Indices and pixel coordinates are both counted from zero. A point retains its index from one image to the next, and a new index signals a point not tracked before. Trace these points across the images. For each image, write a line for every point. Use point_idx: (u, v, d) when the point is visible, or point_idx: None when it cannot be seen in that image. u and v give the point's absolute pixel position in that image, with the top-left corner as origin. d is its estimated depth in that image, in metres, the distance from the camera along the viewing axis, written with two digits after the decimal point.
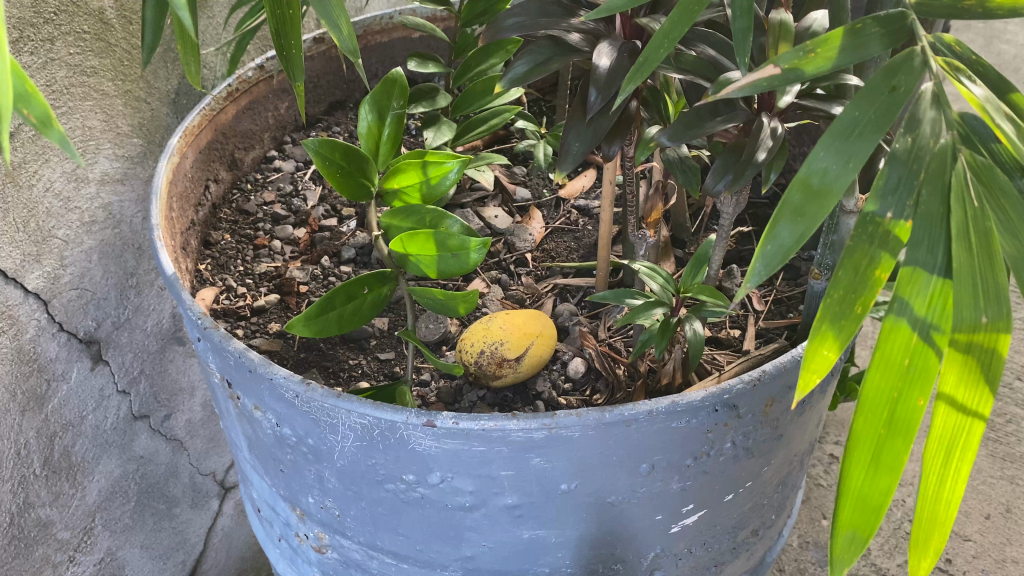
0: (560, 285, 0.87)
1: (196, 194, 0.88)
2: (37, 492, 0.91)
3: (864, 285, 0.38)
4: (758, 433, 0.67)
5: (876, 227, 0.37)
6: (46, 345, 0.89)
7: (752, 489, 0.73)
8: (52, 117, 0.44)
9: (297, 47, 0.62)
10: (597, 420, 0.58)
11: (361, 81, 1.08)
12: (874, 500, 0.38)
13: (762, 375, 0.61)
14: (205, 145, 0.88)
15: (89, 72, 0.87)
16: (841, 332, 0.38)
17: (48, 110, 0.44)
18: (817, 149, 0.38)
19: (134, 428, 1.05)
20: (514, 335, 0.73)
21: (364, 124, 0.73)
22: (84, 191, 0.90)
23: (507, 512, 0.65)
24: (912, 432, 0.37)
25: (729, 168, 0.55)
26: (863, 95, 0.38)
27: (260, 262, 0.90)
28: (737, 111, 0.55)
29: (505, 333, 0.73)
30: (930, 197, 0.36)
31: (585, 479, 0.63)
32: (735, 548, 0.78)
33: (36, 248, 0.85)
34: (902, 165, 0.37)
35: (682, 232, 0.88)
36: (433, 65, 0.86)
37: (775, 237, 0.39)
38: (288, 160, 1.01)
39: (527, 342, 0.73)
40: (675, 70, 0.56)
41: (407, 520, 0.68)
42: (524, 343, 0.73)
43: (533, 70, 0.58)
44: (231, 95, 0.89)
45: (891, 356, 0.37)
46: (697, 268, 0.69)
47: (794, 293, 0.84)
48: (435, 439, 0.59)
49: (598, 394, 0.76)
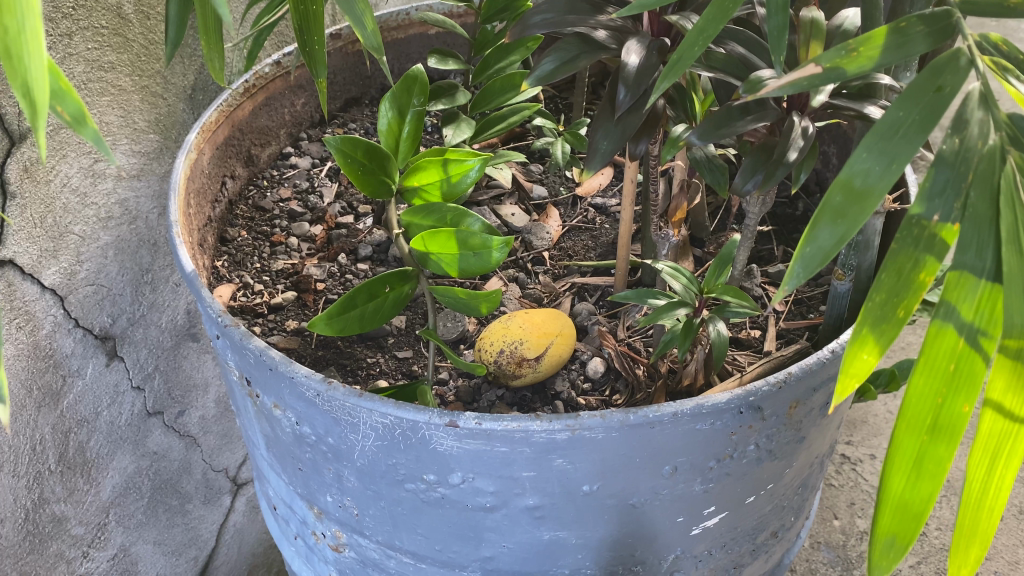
0: (578, 284, 0.87)
1: (212, 191, 0.88)
2: (52, 488, 0.91)
3: (907, 289, 0.37)
4: (781, 435, 0.66)
5: (921, 230, 0.36)
6: (62, 341, 0.89)
7: (773, 491, 0.72)
8: (85, 114, 0.44)
9: (320, 43, 0.62)
10: (621, 422, 0.57)
11: (378, 77, 1.07)
12: (915, 507, 0.38)
13: (788, 377, 0.61)
14: (222, 142, 0.89)
15: (107, 67, 0.87)
16: (882, 336, 0.38)
17: (82, 107, 0.44)
18: (858, 149, 0.37)
19: (148, 424, 1.05)
20: (534, 334, 0.72)
21: (384, 120, 0.72)
22: (101, 186, 0.90)
23: (528, 513, 0.64)
24: (956, 438, 0.36)
25: (759, 167, 0.54)
26: (908, 94, 0.37)
27: (277, 259, 0.89)
28: (768, 110, 0.54)
29: (524, 333, 0.72)
30: (979, 199, 0.35)
31: (607, 480, 0.62)
32: (755, 550, 0.78)
33: (53, 243, 0.85)
34: (949, 167, 0.36)
35: (701, 232, 0.87)
36: (452, 62, 0.86)
37: (815, 239, 0.38)
38: (304, 156, 1.01)
39: (545, 340, 0.72)
40: (704, 68, 0.55)
41: (426, 520, 0.67)
42: (544, 341, 0.72)
43: (561, 67, 0.57)
44: (248, 91, 0.89)
45: (936, 360, 0.36)
46: (722, 267, 0.67)
47: (815, 293, 0.83)
48: (457, 439, 0.59)
49: (617, 394, 0.76)
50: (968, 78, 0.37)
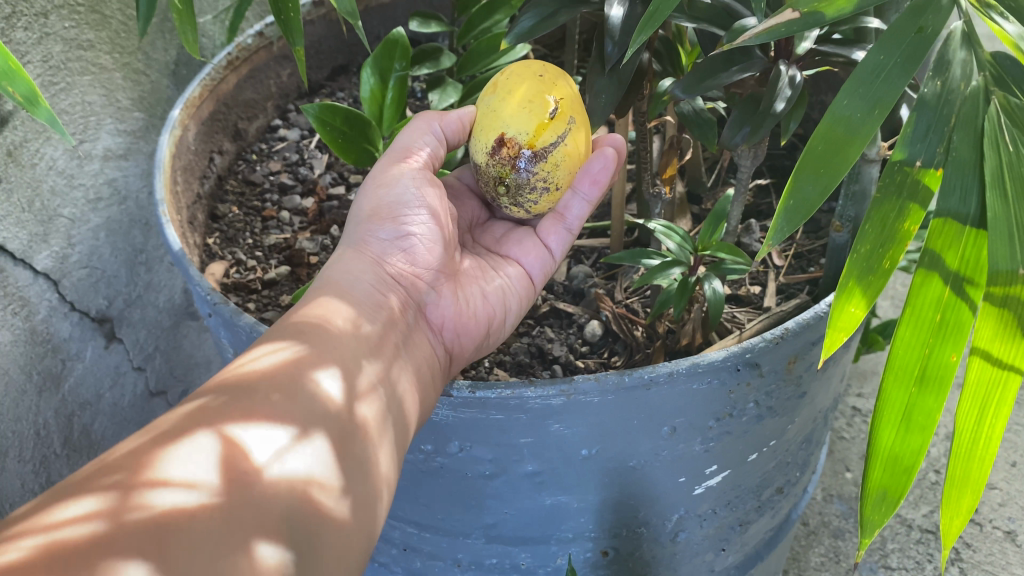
0: (575, 246, 0.86)
1: (201, 167, 0.87)
2: (60, 471, 0.90)
3: (892, 239, 0.40)
4: (781, 392, 0.65)
5: (905, 176, 0.39)
6: (59, 325, 0.89)
7: (777, 447, 0.72)
8: (38, 96, 0.47)
9: (295, 10, 0.59)
10: (615, 385, 0.56)
11: (364, 44, 1.05)
12: (906, 460, 0.39)
13: (784, 334, 0.59)
14: (207, 117, 0.87)
15: (86, 46, 0.86)
16: (869, 287, 0.39)
17: (33, 86, 0.47)
18: (841, 97, 0.39)
19: (152, 404, 1.03)
20: (489, 132, 0.61)
21: (367, 87, 0.71)
22: (88, 167, 0.90)
23: (528, 479, 0.64)
24: (943, 389, 0.38)
25: (746, 121, 0.53)
26: (889, 38, 0.40)
27: (269, 234, 0.89)
28: (754, 60, 0.53)
29: (486, 126, 0.61)
30: (962, 142, 0.38)
31: (605, 444, 0.62)
32: (761, 507, 0.77)
33: (43, 227, 0.86)
34: (931, 110, 0.39)
35: (698, 188, 0.87)
36: (435, 24, 0.83)
37: (799, 192, 0.40)
38: (292, 128, 1.00)
39: (506, 121, 0.60)
40: (688, 19, 0.55)
41: (428, 490, 0.67)
42: (494, 135, 0.60)
43: (540, 24, 0.57)
44: (231, 64, 0.88)
45: (921, 311, 0.38)
46: (716, 224, 0.66)
47: (814, 247, 0.82)
48: (452, 408, 0.59)
49: (616, 357, 0.75)
50: (948, 18, 0.39)
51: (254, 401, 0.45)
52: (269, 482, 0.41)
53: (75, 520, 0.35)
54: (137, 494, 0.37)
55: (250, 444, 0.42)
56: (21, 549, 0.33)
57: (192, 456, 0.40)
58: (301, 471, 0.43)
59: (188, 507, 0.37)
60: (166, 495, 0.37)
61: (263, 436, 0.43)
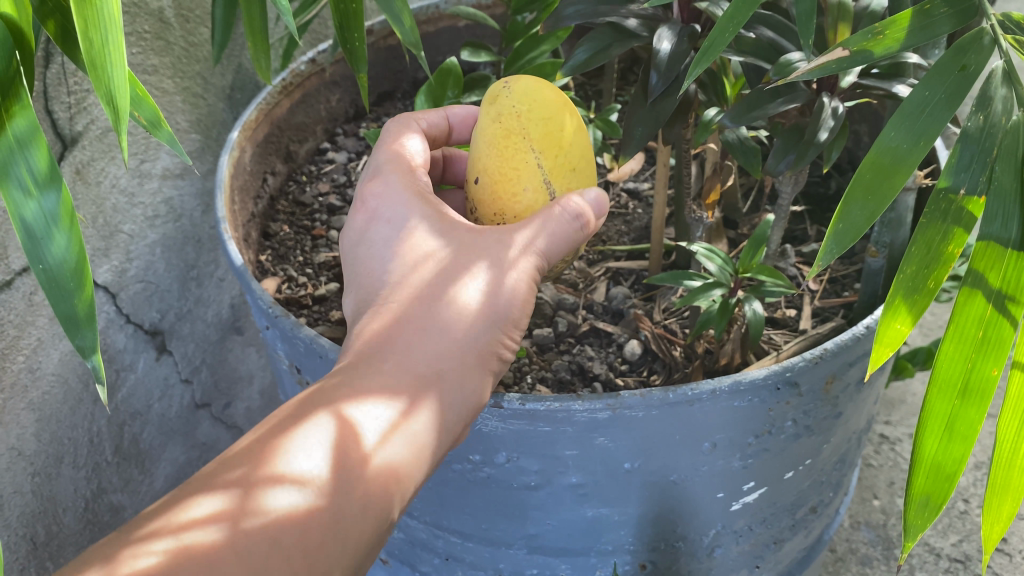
0: (614, 268, 0.89)
1: (255, 187, 0.91)
2: (109, 478, 0.94)
3: (936, 260, 0.42)
4: (819, 410, 0.67)
5: (949, 203, 0.42)
6: (115, 336, 0.93)
7: (812, 466, 0.73)
8: (159, 119, 0.54)
9: (360, 39, 0.62)
10: (660, 400, 0.59)
11: (410, 71, 1.09)
12: (948, 467, 0.42)
13: (823, 353, 0.61)
14: (262, 139, 0.91)
15: (150, 70, 0.91)
16: (914, 305, 0.43)
17: (155, 112, 0.54)
18: (888, 128, 0.42)
19: (197, 416, 1.06)
20: (531, 209, 0.57)
21: (420, 113, 0.75)
22: (147, 186, 0.95)
23: (571, 490, 0.66)
24: (984, 400, 0.40)
25: (790, 149, 0.56)
26: (934, 75, 0.42)
27: (319, 251, 0.92)
28: (798, 92, 0.56)
29: (518, 204, 0.57)
30: (1002, 172, 0.41)
31: (647, 458, 0.64)
32: (794, 525, 0.79)
33: (104, 243, 0.90)
34: (973, 143, 0.42)
35: (734, 213, 0.89)
36: (485, 54, 0.87)
37: (847, 216, 0.43)
38: (340, 151, 1.04)
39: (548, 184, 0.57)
40: (735, 53, 0.59)
41: (474, 500, 0.69)
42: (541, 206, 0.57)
43: (594, 56, 0.61)
44: (285, 89, 0.92)
45: (964, 327, 0.41)
46: (756, 248, 0.68)
47: (848, 271, 0.85)
48: (503, 420, 0.61)
49: (655, 375, 0.77)
50: (990, 57, 0.41)
51: (370, 372, 0.48)
52: (380, 464, 0.46)
53: (198, 525, 0.41)
54: (256, 495, 0.43)
55: (362, 426, 0.46)
56: (156, 553, 0.39)
57: (301, 449, 0.45)
58: (402, 454, 0.47)
59: (297, 513, 0.43)
60: (281, 497, 0.43)
61: (373, 414, 0.46)
